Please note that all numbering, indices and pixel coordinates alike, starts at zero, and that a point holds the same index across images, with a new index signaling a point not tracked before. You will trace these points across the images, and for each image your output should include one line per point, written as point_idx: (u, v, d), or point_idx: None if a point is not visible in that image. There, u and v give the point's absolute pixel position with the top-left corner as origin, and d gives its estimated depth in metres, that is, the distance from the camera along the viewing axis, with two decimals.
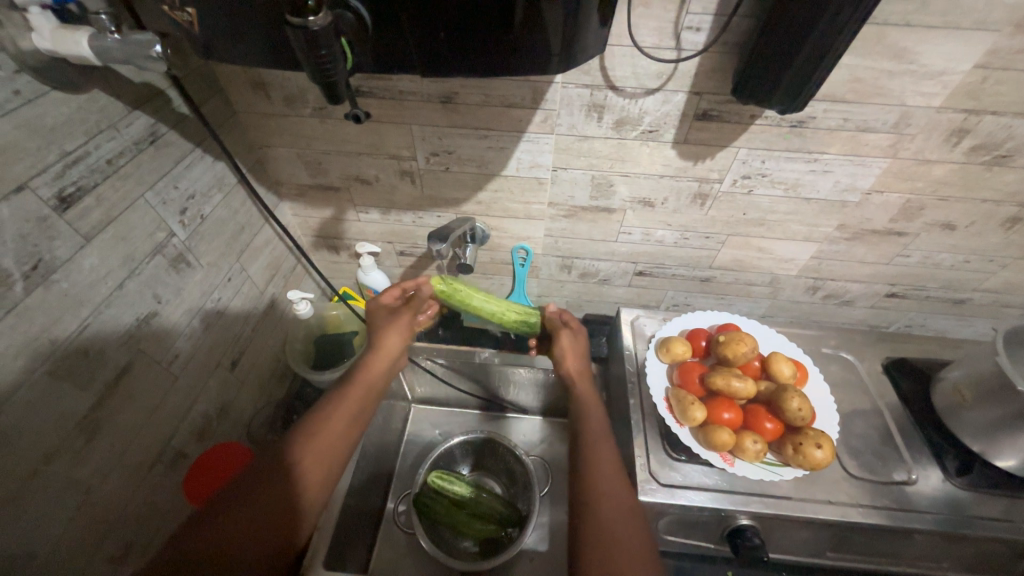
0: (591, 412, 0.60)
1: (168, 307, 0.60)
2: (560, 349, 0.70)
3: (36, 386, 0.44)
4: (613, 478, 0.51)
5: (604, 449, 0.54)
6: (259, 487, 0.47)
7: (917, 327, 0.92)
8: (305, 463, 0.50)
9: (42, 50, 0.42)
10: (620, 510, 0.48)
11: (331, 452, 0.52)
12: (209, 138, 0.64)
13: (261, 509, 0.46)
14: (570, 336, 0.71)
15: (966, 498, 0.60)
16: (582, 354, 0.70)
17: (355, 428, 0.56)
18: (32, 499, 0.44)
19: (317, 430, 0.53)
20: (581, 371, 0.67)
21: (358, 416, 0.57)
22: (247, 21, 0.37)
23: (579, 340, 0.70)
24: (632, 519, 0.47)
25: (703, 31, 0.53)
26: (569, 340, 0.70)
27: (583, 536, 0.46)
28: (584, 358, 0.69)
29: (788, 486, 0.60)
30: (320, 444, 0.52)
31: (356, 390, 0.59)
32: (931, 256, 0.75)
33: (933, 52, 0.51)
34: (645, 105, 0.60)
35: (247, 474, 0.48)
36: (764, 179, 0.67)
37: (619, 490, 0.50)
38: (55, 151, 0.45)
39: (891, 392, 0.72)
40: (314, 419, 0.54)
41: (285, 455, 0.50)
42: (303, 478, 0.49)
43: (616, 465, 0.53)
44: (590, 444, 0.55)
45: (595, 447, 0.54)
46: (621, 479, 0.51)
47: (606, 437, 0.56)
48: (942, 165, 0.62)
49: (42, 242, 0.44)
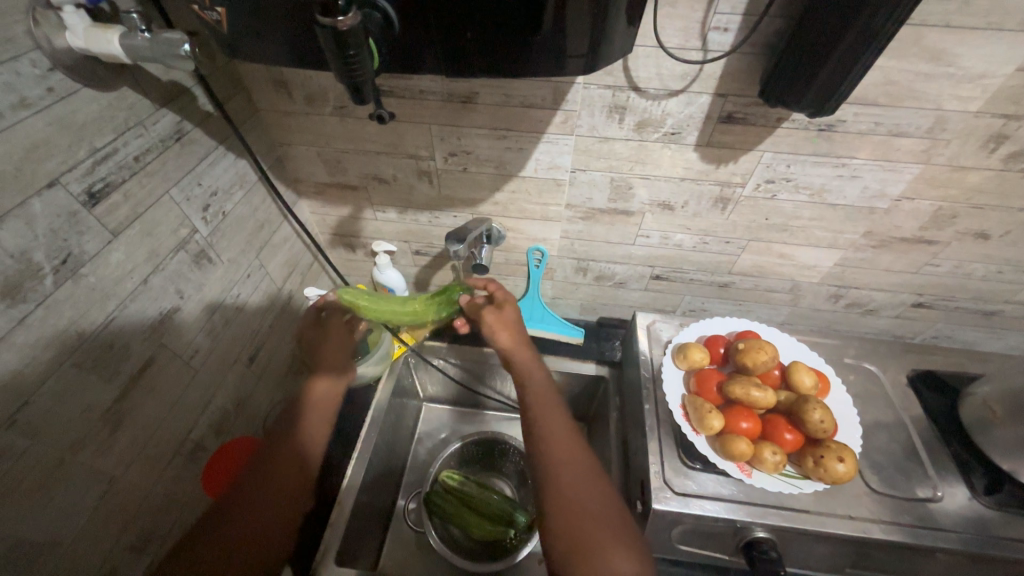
0: (545, 403, 0.58)
1: (188, 302, 0.60)
2: (488, 327, 0.65)
3: (64, 377, 0.46)
4: (586, 482, 0.50)
5: (565, 444, 0.53)
6: (260, 490, 0.51)
7: (943, 339, 0.89)
8: (291, 459, 0.55)
9: (76, 48, 0.43)
10: (600, 515, 0.47)
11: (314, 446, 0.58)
12: (231, 136, 0.65)
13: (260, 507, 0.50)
14: (495, 308, 0.66)
15: (994, 518, 0.58)
16: (514, 324, 0.65)
17: (325, 424, 0.61)
18: (58, 489, 0.45)
19: (296, 432, 0.58)
20: (516, 343, 0.64)
21: (327, 414, 0.62)
22: (274, 21, 0.37)
23: (509, 313, 0.66)
24: (616, 522, 0.47)
25: (730, 32, 0.51)
26: (494, 315, 0.65)
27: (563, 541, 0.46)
28: (518, 328, 0.65)
29: (807, 499, 0.59)
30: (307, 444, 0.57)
31: (322, 393, 0.63)
32: (962, 266, 0.73)
33: (973, 54, 0.49)
34: (668, 107, 0.59)
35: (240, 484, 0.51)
36: (789, 184, 0.65)
37: (591, 491, 0.49)
38: (86, 148, 0.46)
39: (916, 405, 0.70)
40: (290, 425, 0.59)
41: (272, 460, 0.54)
42: (296, 472, 0.54)
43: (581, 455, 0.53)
44: (552, 443, 0.53)
45: (554, 446, 0.53)
46: (594, 478, 0.51)
47: (565, 429, 0.55)
48: (977, 171, 0.59)
49: (72, 236, 0.45)
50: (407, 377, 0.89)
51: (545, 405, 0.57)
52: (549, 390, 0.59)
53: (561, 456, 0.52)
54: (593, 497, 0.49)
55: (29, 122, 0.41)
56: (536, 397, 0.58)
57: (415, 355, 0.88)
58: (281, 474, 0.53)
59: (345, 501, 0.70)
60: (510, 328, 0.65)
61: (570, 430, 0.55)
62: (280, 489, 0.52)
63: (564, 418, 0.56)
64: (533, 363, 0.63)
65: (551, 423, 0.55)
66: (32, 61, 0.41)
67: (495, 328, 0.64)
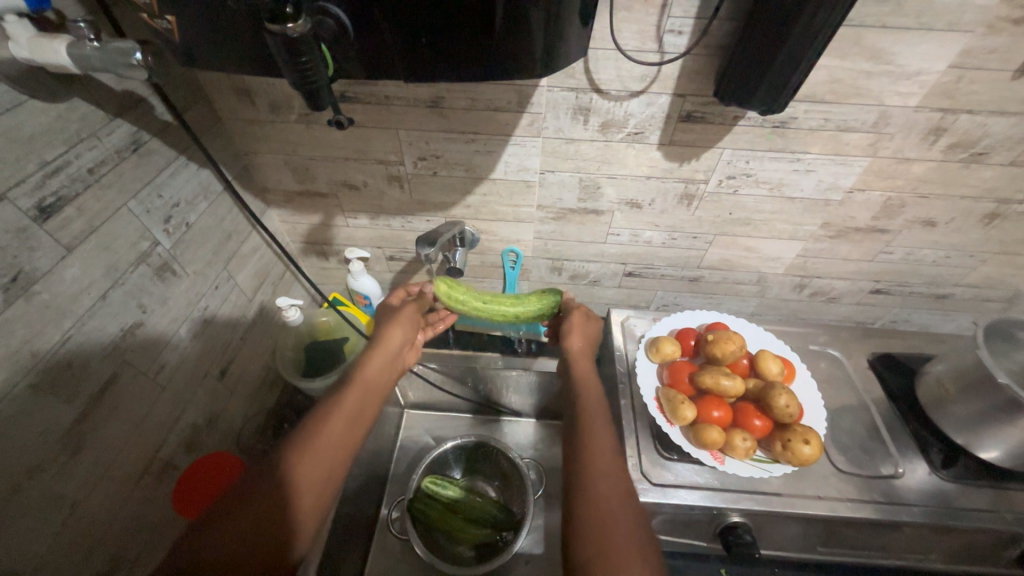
0: (596, 403, 0.57)
1: (153, 317, 0.59)
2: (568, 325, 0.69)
3: (17, 398, 0.44)
4: (615, 479, 0.49)
5: (604, 441, 0.52)
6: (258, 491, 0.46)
7: (902, 323, 0.94)
8: (303, 467, 0.49)
9: (19, 58, 0.41)
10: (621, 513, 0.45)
11: (336, 445, 0.52)
12: (193, 146, 0.64)
13: (260, 509, 0.45)
14: (582, 314, 0.70)
15: (952, 489, 0.61)
16: (590, 336, 0.68)
17: (362, 423, 0.56)
18: (14, 516, 0.44)
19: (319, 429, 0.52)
20: (583, 349, 0.66)
21: (364, 413, 0.57)
22: (229, 31, 0.37)
23: (588, 324, 0.69)
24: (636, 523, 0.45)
25: (684, 35, 0.53)
26: (579, 316, 0.68)
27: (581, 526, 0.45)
28: (590, 338, 0.67)
29: (779, 482, 0.61)
30: (326, 441, 0.51)
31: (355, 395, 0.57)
32: (913, 252, 0.77)
33: (909, 52, 0.52)
34: (630, 107, 0.61)
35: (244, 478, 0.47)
36: (749, 179, 0.68)
37: (617, 489, 0.48)
38: (34, 161, 0.44)
39: (877, 387, 0.73)
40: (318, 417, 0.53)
41: (281, 457, 0.49)
42: (306, 471, 0.48)
43: (618, 452, 0.52)
44: (588, 435, 0.53)
45: (596, 438, 0.52)
46: (625, 479, 0.49)
47: (609, 428, 0.54)
48: (920, 163, 0.63)
49: (22, 253, 0.44)
50: None
51: (594, 404, 0.57)
52: (599, 391, 0.59)
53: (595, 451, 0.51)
54: (624, 496, 0.47)
55: None
56: (586, 396, 0.58)
57: None
58: (292, 473, 0.48)
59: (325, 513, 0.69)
60: (584, 335, 0.67)
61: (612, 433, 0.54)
62: (281, 488, 0.47)
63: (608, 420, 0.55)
64: (591, 369, 0.63)
65: (596, 420, 0.55)
66: None
67: (574, 329, 0.67)
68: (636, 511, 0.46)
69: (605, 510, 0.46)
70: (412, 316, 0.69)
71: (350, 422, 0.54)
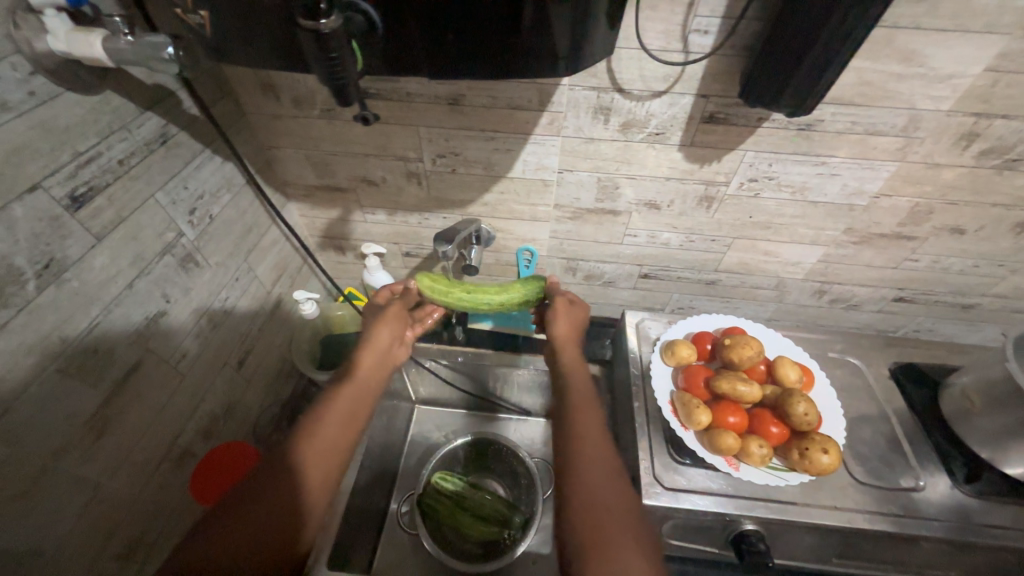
0: (586, 401, 0.56)
1: (175, 307, 0.60)
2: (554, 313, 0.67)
3: (46, 382, 0.45)
4: (608, 472, 0.49)
5: (595, 433, 0.52)
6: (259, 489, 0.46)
7: (925, 332, 0.91)
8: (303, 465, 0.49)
9: (56, 50, 0.42)
10: (616, 507, 0.46)
11: (336, 445, 0.52)
12: (218, 139, 0.65)
13: (264, 507, 0.45)
14: (567, 302, 0.68)
15: (975, 505, 0.59)
16: (576, 323, 0.67)
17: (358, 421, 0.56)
18: (40, 496, 0.45)
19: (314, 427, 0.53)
20: (570, 337, 0.65)
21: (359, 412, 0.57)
22: (259, 26, 0.38)
23: (575, 310, 0.68)
24: (632, 514, 0.46)
25: (710, 34, 0.53)
26: (564, 302, 0.67)
27: (576, 522, 0.45)
28: (577, 325, 0.66)
29: (794, 491, 0.60)
30: (327, 442, 0.52)
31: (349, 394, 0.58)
32: (940, 261, 0.75)
33: (943, 55, 0.51)
34: (652, 107, 0.60)
35: (247, 480, 0.47)
36: (771, 182, 0.67)
37: (612, 483, 0.48)
38: (68, 152, 0.45)
39: (898, 397, 0.72)
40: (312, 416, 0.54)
41: (283, 459, 0.49)
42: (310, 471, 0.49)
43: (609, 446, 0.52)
44: (579, 429, 0.53)
45: (587, 433, 0.52)
46: (618, 472, 0.49)
47: (600, 420, 0.54)
48: (951, 169, 0.61)
49: (54, 240, 0.45)
50: (399, 378, 0.89)
51: (584, 397, 0.57)
52: (588, 383, 0.59)
53: (586, 445, 0.51)
54: (618, 487, 0.48)
55: (9, 125, 0.40)
56: (575, 389, 0.58)
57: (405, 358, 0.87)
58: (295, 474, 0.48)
59: (336, 504, 0.70)
60: (570, 321, 0.66)
61: (604, 431, 0.53)
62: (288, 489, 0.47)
63: (598, 412, 0.56)
64: (579, 359, 0.63)
65: (585, 418, 0.54)
66: (12, 65, 0.41)
67: (558, 315, 0.66)
68: (631, 503, 0.47)
69: (601, 503, 0.46)
70: (401, 313, 0.69)
71: (345, 420, 0.55)
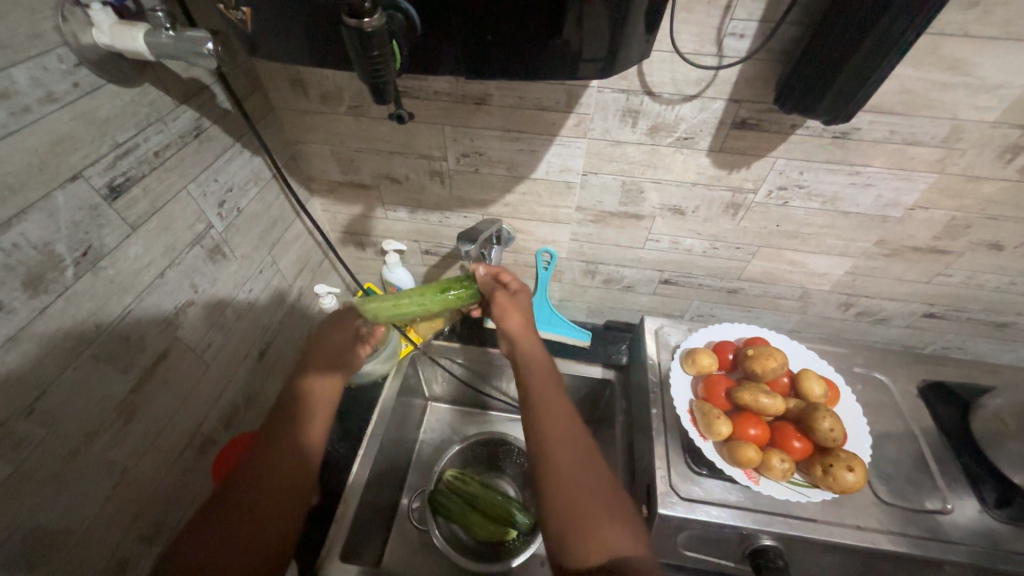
0: (552, 396, 0.55)
1: (201, 297, 0.61)
2: (499, 307, 0.64)
3: (81, 367, 0.46)
4: (581, 459, 0.50)
5: (562, 423, 0.52)
6: (262, 482, 0.50)
7: (955, 350, 0.88)
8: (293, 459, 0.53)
9: (100, 44, 0.44)
10: (596, 497, 0.47)
11: (316, 432, 0.56)
12: (248, 133, 0.66)
13: (265, 497, 0.49)
14: (508, 293, 0.65)
15: (1005, 532, 0.57)
16: (525, 311, 0.64)
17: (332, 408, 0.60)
18: (72, 478, 0.46)
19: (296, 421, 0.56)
20: (522, 327, 0.62)
21: (329, 399, 0.60)
22: (296, 20, 0.38)
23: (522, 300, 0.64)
24: (610, 498, 0.48)
25: (746, 38, 0.51)
26: (506, 295, 0.64)
27: (556, 518, 0.46)
28: (527, 313, 0.63)
29: (815, 508, 0.58)
30: (307, 430, 0.55)
31: (326, 387, 0.61)
32: (975, 277, 0.72)
33: (991, 63, 0.49)
34: (682, 111, 0.59)
35: (241, 476, 0.50)
36: (801, 191, 0.65)
37: (585, 472, 0.49)
38: (108, 142, 0.47)
39: (926, 416, 0.69)
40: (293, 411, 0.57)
41: (271, 455, 0.52)
42: (297, 463, 0.52)
43: (579, 434, 0.52)
44: (544, 420, 0.53)
45: (552, 425, 0.52)
46: (594, 460, 0.50)
47: (565, 409, 0.54)
48: (992, 182, 0.59)
49: (92, 229, 0.46)
50: (413, 374, 0.90)
51: (545, 389, 0.56)
52: (550, 372, 0.58)
53: (556, 438, 0.51)
54: (592, 476, 0.49)
55: (54, 115, 0.42)
56: (535, 380, 0.57)
57: (420, 355, 0.88)
58: (280, 467, 0.51)
59: (349, 498, 0.70)
60: (520, 311, 0.63)
61: (572, 416, 0.54)
62: (279, 480, 0.51)
63: (563, 399, 0.55)
64: (535, 347, 0.61)
65: (551, 413, 0.53)
66: (59, 57, 0.42)
67: (507, 310, 0.63)
68: (609, 488, 0.49)
69: (579, 494, 0.47)
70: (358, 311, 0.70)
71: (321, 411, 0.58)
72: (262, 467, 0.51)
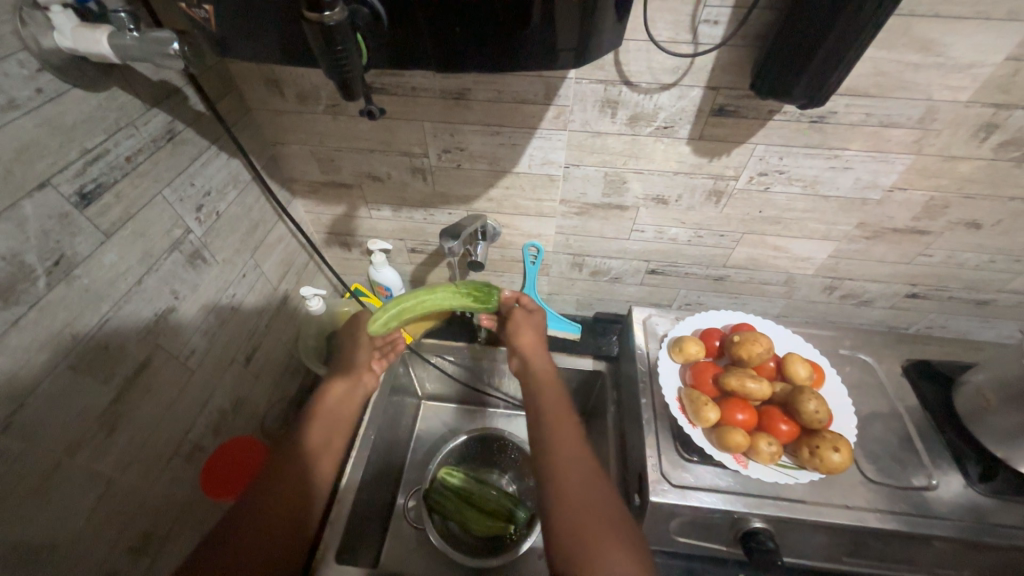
0: (555, 408, 0.58)
1: (184, 303, 0.61)
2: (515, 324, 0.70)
3: (58, 379, 0.45)
4: (586, 470, 0.52)
5: (569, 434, 0.55)
6: (264, 496, 0.51)
7: (937, 329, 0.90)
8: (296, 476, 0.54)
9: (62, 48, 0.43)
10: (595, 502, 0.48)
11: (331, 451, 0.59)
12: (223, 136, 0.65)
13: (269, 513, 0.50)
14: (524, 311, 0.71)
15: (988, 504, 0.58)
16: (538, 330, 0.69)
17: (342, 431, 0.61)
18: (56, 491, 0.45)
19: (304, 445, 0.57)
20: (533, 344, 0.67)
21: (343, 412, 0.63)
22: (261, 17, 0.37)
23: (534, 318, 0.70)
24: (608, 505, 0.48)
25: (721, 24, 0.51)
26: (522, 314, 0.70)
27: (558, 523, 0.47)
28: (540, 334, 0.69)
29: (804, 490, 0.59)
30: (323, 445, 0.58)
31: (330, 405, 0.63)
32: (955, 256, 0.73)
33: (961, 43, 0.49)
34: (660, 100, 0.59)
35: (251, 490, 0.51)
36: (782, 176, 0.65)
37: (586, 480, 0.50)
38: (76, 149, 0.46)
39: (910, 395, 0.70)
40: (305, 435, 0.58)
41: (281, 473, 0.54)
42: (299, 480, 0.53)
43: (583, 445, 0.54)
44: (553, 429, 0.56)
45: (561, 435, 0.55)
46: (597, 470, 0.52)
47: (574, 422, 0.57)
48: (968, 161, 0.60)
49: (64, 238, 0.45)
50: (405, 374, 0.89)
51: (554, 401, 0.59)
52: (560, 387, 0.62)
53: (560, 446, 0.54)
54: (591, 483, 0.50)
55: (16, 124, 0.40)
56: (546, 392, 0.61)
57: (411, 353, 0.88)
58: (289, 475, 0.53)
59: (343, 499, 0.70)
60: (532, 330, 0.68)
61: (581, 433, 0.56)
62: (286, 496, 0.52)
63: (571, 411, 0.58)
64: (547, 364, 0.65)
65: (559, 422, 0.56)
66: (19, 62, 0.41)
67: (522, 325, 0.68)
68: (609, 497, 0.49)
69: (580, 500, 0.48)
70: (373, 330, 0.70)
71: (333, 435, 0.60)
72: (270, 474, 0.53)
